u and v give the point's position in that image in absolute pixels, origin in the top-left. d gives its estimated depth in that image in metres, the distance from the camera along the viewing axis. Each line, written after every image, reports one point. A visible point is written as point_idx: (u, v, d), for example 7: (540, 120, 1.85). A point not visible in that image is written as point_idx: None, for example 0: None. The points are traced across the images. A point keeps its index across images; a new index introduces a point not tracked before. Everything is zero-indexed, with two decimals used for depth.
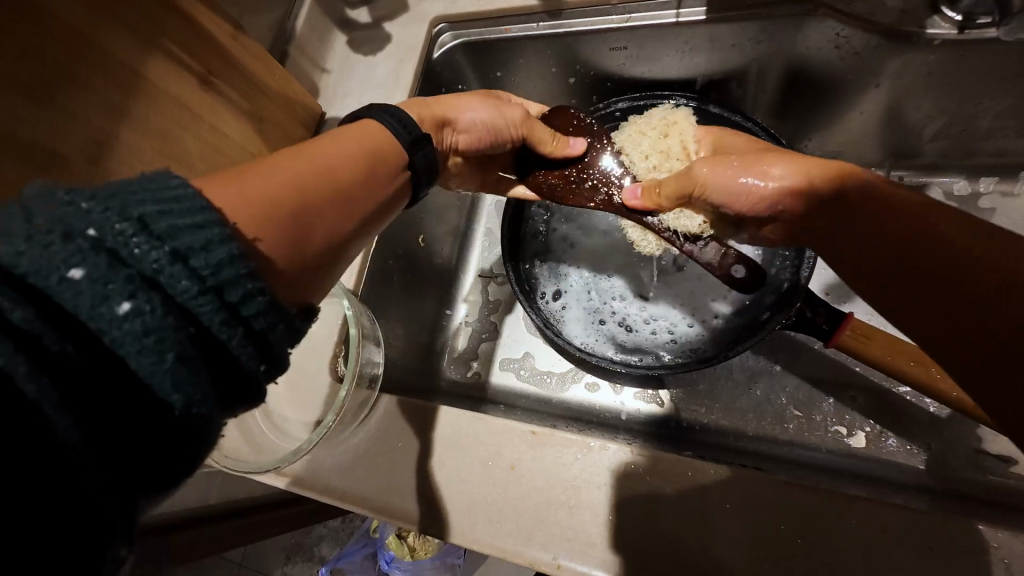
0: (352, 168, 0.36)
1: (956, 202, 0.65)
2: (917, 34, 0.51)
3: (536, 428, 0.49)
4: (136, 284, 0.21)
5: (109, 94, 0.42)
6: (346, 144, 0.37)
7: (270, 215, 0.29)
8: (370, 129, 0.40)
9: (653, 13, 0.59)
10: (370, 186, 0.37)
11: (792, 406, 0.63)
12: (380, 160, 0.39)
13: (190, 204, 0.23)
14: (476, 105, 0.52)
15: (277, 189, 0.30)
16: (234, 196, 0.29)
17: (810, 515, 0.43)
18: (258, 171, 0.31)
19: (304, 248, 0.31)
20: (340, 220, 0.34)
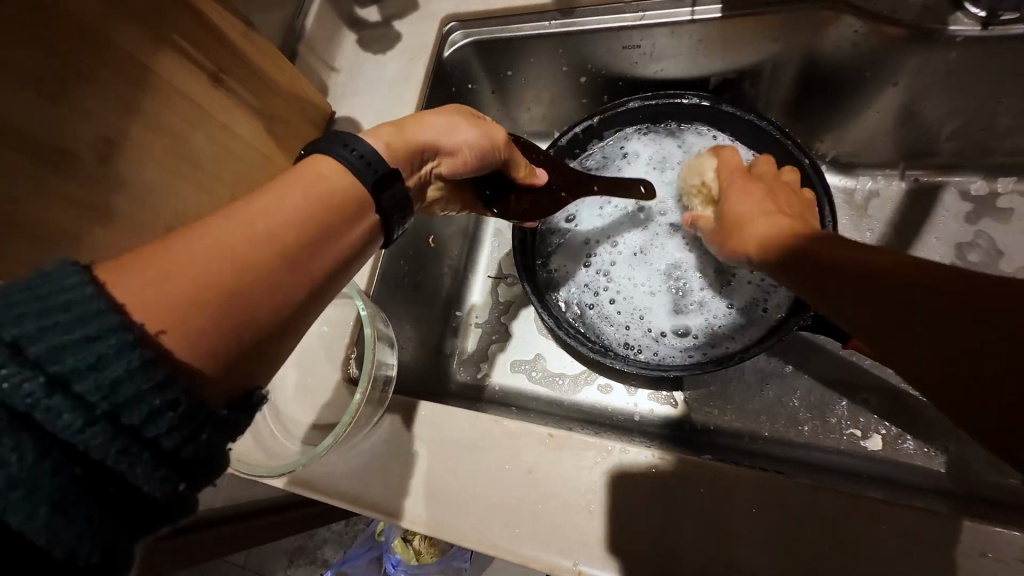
0: (299, 227, 0.30)
1: (973, 203, 0.64)
2: (939, 31, 0.51)
3: (553, 431, 0.49)
4: (1, 427, 0.20)
5: (118, 90, 0.42)
6: (294, 194, 0.31)
7: (184, 312, 0.25)
8: (322, 168, 0.32)
9: (667, 11, 0.59)
10: (324, 242, 0.31)
11: (806, 409, 0.62)
12: (335, 208, 0.32)
13: (81, 311, 0.22)
14: (461, 124, 0.46)
15: (187, 274, 0.26)
16: (136, 288, 0.25)
17: (836, 520, 0.42)
18: (170, 248, 0.26)
19: (235, 339, 0.27)
20: (283, 296, 0.29)
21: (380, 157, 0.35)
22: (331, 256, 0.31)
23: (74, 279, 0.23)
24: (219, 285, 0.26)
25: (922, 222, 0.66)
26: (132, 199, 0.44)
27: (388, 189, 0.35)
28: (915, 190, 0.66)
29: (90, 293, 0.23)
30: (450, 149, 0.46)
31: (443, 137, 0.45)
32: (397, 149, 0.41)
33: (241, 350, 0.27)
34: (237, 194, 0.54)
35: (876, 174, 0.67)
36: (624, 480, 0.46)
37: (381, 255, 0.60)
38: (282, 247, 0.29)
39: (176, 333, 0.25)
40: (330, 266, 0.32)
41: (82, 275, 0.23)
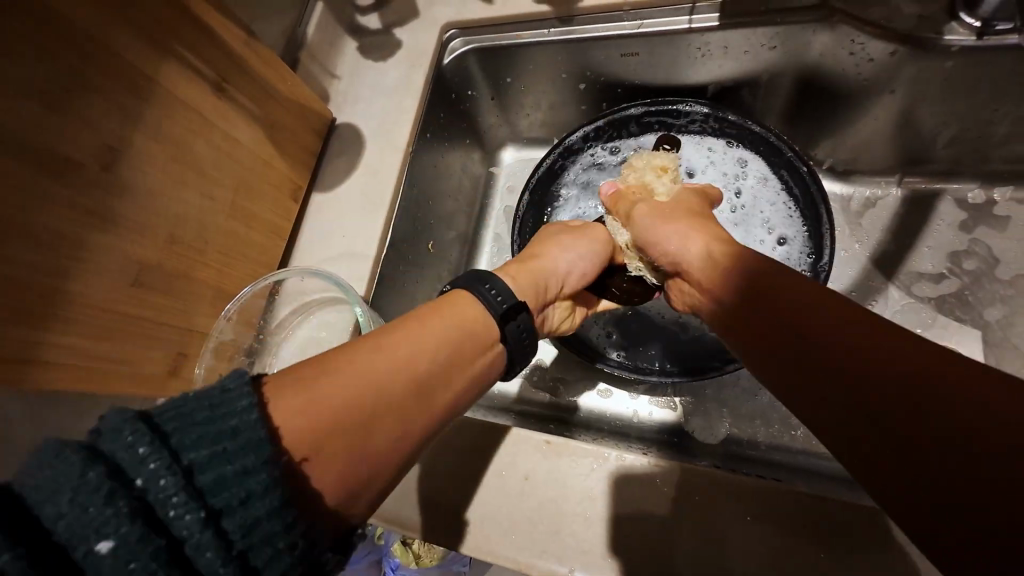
0: (430, 364, 0.34)
1: (970, 211, 0.64)
2: (934, 40, 0.52)
3: (549, 438, 0.49)
4: (160, 559, 0.21)
5: (124, 101, 0.43)
6: (436, 331, 0.35)
7: (326, 440, 0.28)
8: (456, 307, 0.38)
9: (665, 19, 0.59)
10: (448, 378, 0.35)
11: (795, 415, 0.62)
12: (462, 346, 0.36)
13: (245, 439, 0.24)
14: (568, 246, 0.51)
15: (338, 403, 0.29)
16: (302, 408, 0.28)
17: (837, 531, 0.42)
18: (333, 370, 0.30)
19: (356, 468, 0.29)
20: (401, 431, 0.31)
21: (511, 293, 0.41)
22: (451, 396, 0.35)
23: (246, 402, 0.25)
24: (363, 415, 0.29)
25: (917, 231, 0.66)
26: (134, 205, 0.44)
27: (514, 320, 0.40)
28: (911, 197, 0.66)
29: (257, 419, 0.25)
30: (569, 270, 0.50)
31: (562, 262, 0.49)
32: (523, 284, 0.46)
33: (363, 483, 0.29)
34: (240, 201, 0.54)
35: (873, 181, 0.68)
36: (619, 486, 0.46)
37: (380, 261, 0.61)
38: (415, 383, 0.32)
39: (318, 460, 0.27)
40: (447, 405, 0.35)
41: (254, 398, 0.25)
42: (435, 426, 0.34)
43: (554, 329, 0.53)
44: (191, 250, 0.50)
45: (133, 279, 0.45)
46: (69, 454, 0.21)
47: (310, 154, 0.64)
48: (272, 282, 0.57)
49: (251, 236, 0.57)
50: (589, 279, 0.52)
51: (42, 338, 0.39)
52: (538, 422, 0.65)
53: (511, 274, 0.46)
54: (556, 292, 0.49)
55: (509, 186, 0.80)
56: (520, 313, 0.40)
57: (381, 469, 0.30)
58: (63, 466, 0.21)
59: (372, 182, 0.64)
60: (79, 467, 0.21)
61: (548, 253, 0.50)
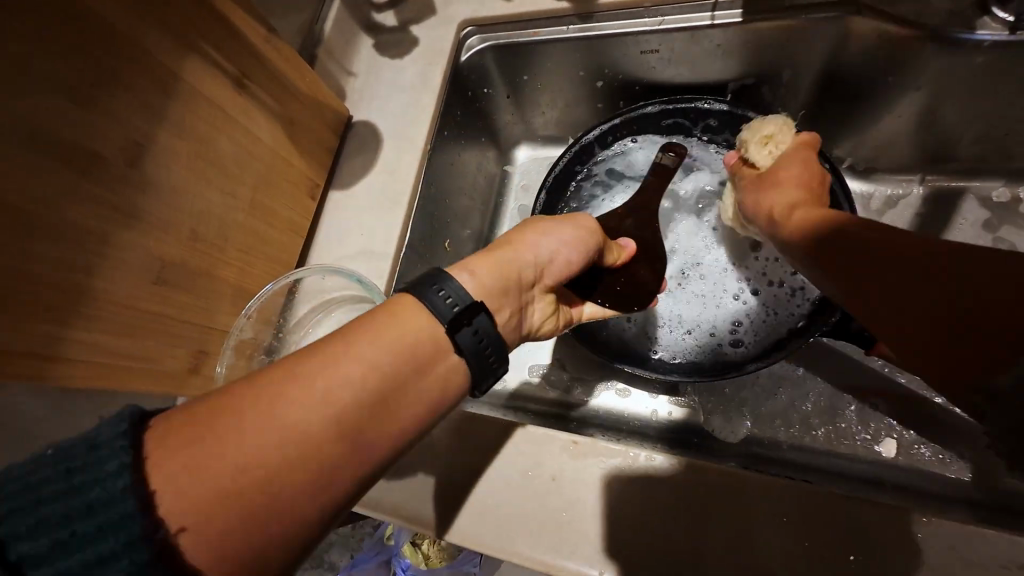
0: (350, 400, 0.29)
1: (994, 209, 0.64)
2: (966, 36, 0.51)
3: (575, 438, 0.48)
4: None
5: (148, 98, 0.42)
6: (360, 356, 0.30)
7: (208, 508, 0.24)
8: (395, 321, 0.33)
9: (687, 16, 0.59)
10: (381, 411, 0.30)
11: (816, 415, 0.62)
12: (399, 372, 0.31)
13: (100, 520, 0.23)
14: (552, 232, 0.48)
15: (224, 461, 0.25)
16: (178, 472, 0.24)
17: (870, 532, 0.41)
18: (225, 417, 0.26)
19: (258, 531, 0.25)
20: (312, 484, 0.27)
21: (466, 294, 0.36)
22: (386, 431, 0.31)
23: (110, 470, 0.24)
24: (259, 471, 0.25)
25: (940, 230, 0.65)
26: (158, 202, 0.44)
27: (471, 325, 0.35)
28: (933, 196, 0.66)
29: (114, 489, 0.24)
30: (551, 257, 0.47)
31: (541, 248, 0.46)
32: (485, 282, 0.41)
33: (267, 546, 0.26)
34: (259, 198, 0.54)
35: (895, 180, 0.67)
36: (647, 486, 0.45)
37: (400, 260, 0.60)
38: (331, 424, 0.28)
39: (205, 526, 0.24)
40: (383, 441, 0.30)
41: (124, 460, 0.24)
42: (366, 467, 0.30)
43: (535, 327, 0.48)
44: (211, 247, 0.49)
45: (155, 276, 0.44)
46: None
47: (327, 151, 0.64)
48: (292, 279, 0.56)
49: (269, 234, 0.57)
50: (573, 269, 0.49)
51: (67, 334, 0.38)
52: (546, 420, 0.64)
53: (470, 270, 0.41)
54: (534, 281, 0.46)
55: (524, 185, 0.79)
56: (478, 315, 0.35)
57: (294, 526, 0.27)
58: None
59: (390, 180, 0.64)
60: None
61: (529, 239, 0.47)
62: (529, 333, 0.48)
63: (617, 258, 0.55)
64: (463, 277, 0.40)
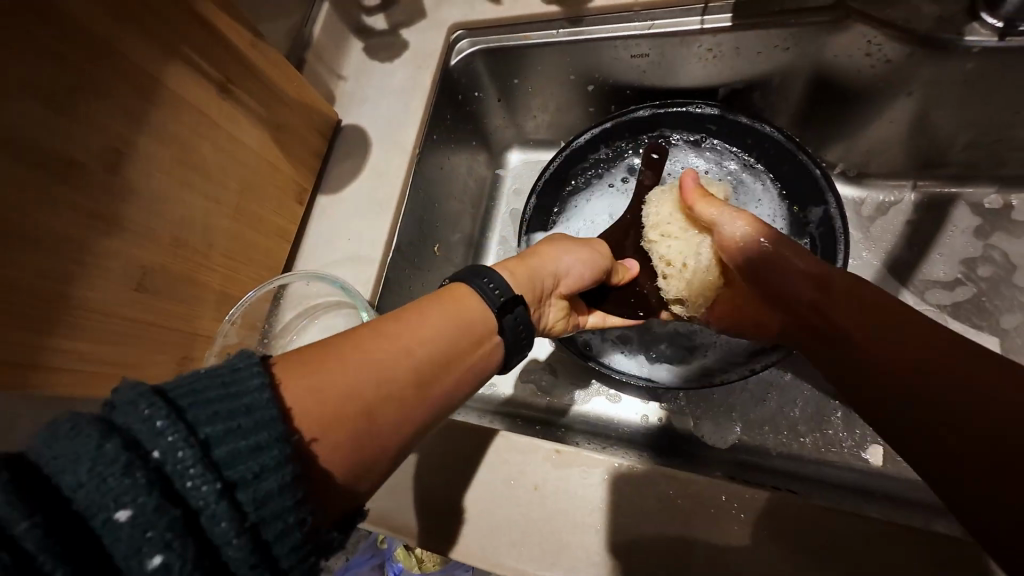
0: (433, 350, 0.32)
1: (986, 216, 0.63)
2: (955, 42, 0.50)
3: (560, 447, 0.48)
4: (176, 530, 0.20)
5: (128, 102, 0.42)
6: (437, 319, 0.34)
7: (328, 424, 0.27)
8: (460, 294, 0.36)
9: (677, 20, 0.58)
10: (452, 365, 0.33)
11: (803, 421, 0.61)
12: (463, 337, 0.34)
13: (260, 416, 0.24)
14: (570, 247, 0.48)
15: (338, 389, 0.28)
16: (302, 393, 0.27)
17: (853, 544, 0.41)
18: (335, 354, 0.30)
19: (364, 451, 0.29)
20: (403, 418, 0.30)
21: (510, 286, 0.38)
22: (453, 385, 0.33)
23: (258, 381, 0.25)
24: (366, 402, 0.29)
25: (931, 236, 0.65)
26: (141, 208, 0.44)
27: (512, 313, 0.38)
28: (925, 201, 0.65)
29: (269, 395, 0.25)
30: (567, 271, 0.47)
31: (560, 260, 0.47)
32: (521, 282, 0.43)
33: (366, 469, 0.29)
34: (245, 203, 0.54)
35: (887, 185, 0.66)
36: (632, 496, 0.45)
37: (387, 265, 0.60)
38: (418, 369, 0.31)
39: (328, 441, 0.27)
40: (453, 389, 0.34)
41: (265, 377, 0.25)
42: (438, 410, 0.33)
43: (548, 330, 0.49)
44: (195, 253, 0.49)
45: (137, 283, 0.44)
46: (84, 428, 0.21)
47: (316, 155, 0.64)
48: (277, 285, 0.56)
49: (256, 239, 0.56)
50: (588, 282, 0.49)
51: (47, 342, 0.38)
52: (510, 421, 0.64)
53: (509, 269, 0.43)
54: (554, 289, 0.47)
55: (516, 189, 0.79)
56: (518, 305, 0.38)
57: (386, 453, 0.30)
58: (79, 440, 0.20)
59: (379, 184, 0.63)
60: (96, 439, 0.21)
61: (549, 251, 0.47)
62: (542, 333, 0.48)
63: (624, 276, 0.56)
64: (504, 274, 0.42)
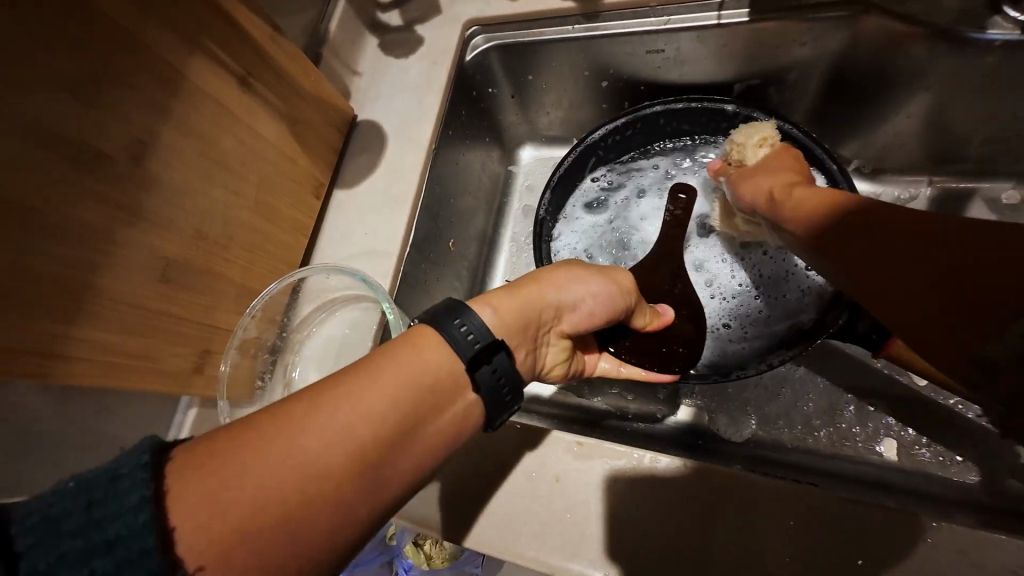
0: (382, 430, 0.29)
1: (1003, 212, 0.63)
2: (976, 35, 0.50)
3: (581, 439, 0.48)
4: None
5: (152, 95, 0.42)
6: (390, 388, 0.30)
7: (235, 539, 0.24)
8: (423, 352, 0.33)
9: (693, 16, 0.58)
10: (403, 445, 0.30)
11: (817, 415, 0.61)
12: (421, 408, 0.31)
13: (120, 557, 0.22)
14: (584, 279, 0.47)
15: (255, 492, 0.25)
16: (207, 502, 0.24)
17: (875, 536, 0.41)
18: (255, 446, 0.26)
19: (285, 565, 0.25)
20: (338, 518, 0.27)
21: (488, 331, 0.35)
22: (407, 466, 0.30)
23: (135, 499, 0.22)
24: (283, 506, 0.25)
25: None
26: (163, 200, 0.44)
27: (489, 363, 0.35)
28: (941, 197, 0.65)
29: (138, 524, 0.22)
30: (572, 305, 0.46)
31: (565, 293, 0.45)
32: (507, 317, 0.40)
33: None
34: (264, 197, 0.54)
35: (903, 181, 0.66)
36: (652, 487, 0.45)
37: (404, 259, 0.61)
38: (359, 455, 0.28)
39: (235, 560, 0.23)
40: (403, 476, 0.30)
41: (145, 491, 0.23)
42: (385, 500, 0.29)
43: (545, 368, 0.48)
44: (215, 245, 0.49)
45: (160, 274, 0.44)
46: None
47: (332, 151, 0.64)
48: (297, 279, 0.56)
49: (274, 233, 0.57)
50: (595, 323, 0.48)
51: (73, 331, 0.39)
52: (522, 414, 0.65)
53: (494, 304, 0.40)
54: (552, 325, 0.45)
55: (529, 185, 0.79)
56: (499, 353, 0.35)
57: (312, 564, 0.26)
58: None
59: (395, 179, 0.64)
60: None
61: (560, 282, 0.46)
62: (537, 374, 0.47)
63: (648, 322, 0.55)
64: (485, 311, 0.40)
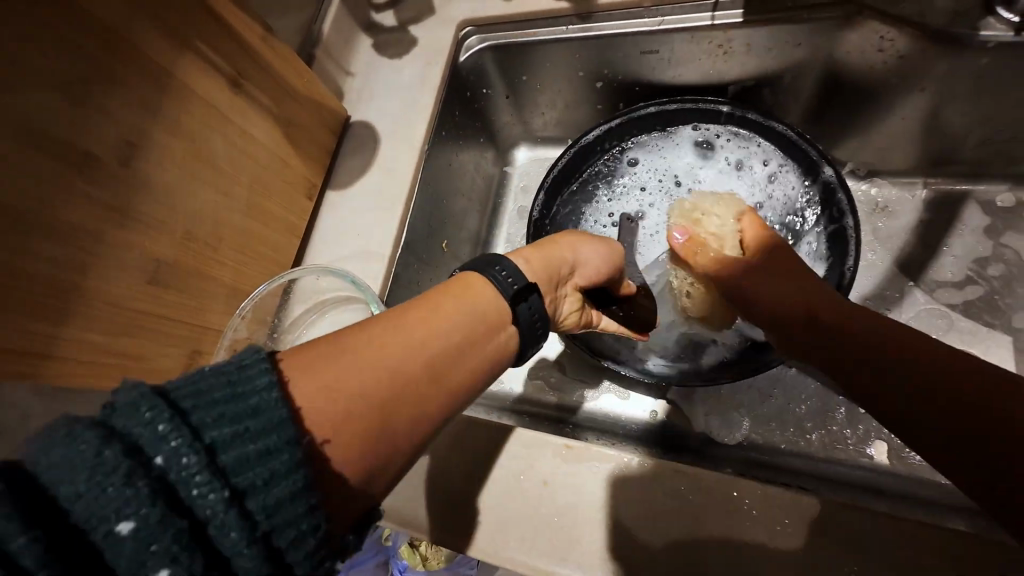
0: (450, 342, 0.32)
1: (998, 214, 0.63)
2: (970, 36, 0.50)
3: (569, 442, 0.48)
4: (182, 543, 0.20)
5: (141, 91, 0.42)
6: (450, 309, 0.33)
7: (340, 422, 0.26)
8: (474, 284, 0.35)
9: (687, 17, 0.58)
10: (467, 359, 0.32)
11: (807, 417, 0.61)
12: (480, 327, 0.34)
13: (268, 418, 0.24)
14: (593, 238, 0.48)
15: (351, 386, 0.27)
16: (314, 392, 0.26)
17: (868, 540, 0.41)
18: (345, 351, 0.28)
19: (383, 447, 0.28)
20: (422, 412, 0.29)
21: (523, 274, 0.37)
22: (474, 375, 0.33)
23: (266, 379, 0.25)
24: (376, 397, 0.28)
25: (942, 234, 0.64)
26: (154, 200, 0.44)
27: (525, 301, 0.37)
28: (937, 199, 0.65)
29: (277, 396, 0.24)
30: (584, 262, 0.47)
31: (579, 250, 0.47)
32: (535, 268, 0.42)
33: (385, 464, 0.28)
34: (255, 198, 0.54)
35: (898, 182, 0.66)
36: (640, 491, 0.45)
37: (395, 259, 0.60)
38: (434, 360, 0.30)
39: (341, 441, 0.26)
40: (470, 384, 0.33)
41: (273, 375, 0.25)
42: (456, 403, 0.32)
43: (561, 324, 0.47)
44: (204, 245, 0.49)
45: (149, 276, 0.44)
46: (81, 434, 0.21)
47: (325, 151, 0.64)
48: (288, 280, 0.56)
49: (265, 234, 0.56)
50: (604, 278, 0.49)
51: (60, 331, 0.38)
52: (510, 415, 0.65)
53: (524, 257, 0.42)
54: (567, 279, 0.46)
55: (523, 186, 0.79)
56: (533, 293, 0.37)
57: (403, 450, 0.29)
58: (73, 448, 0.20)
59: (387, 181, 0.63)
60: (94, 445, 0.21)
61: (571, 239, 0.47)
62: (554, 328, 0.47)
63: None
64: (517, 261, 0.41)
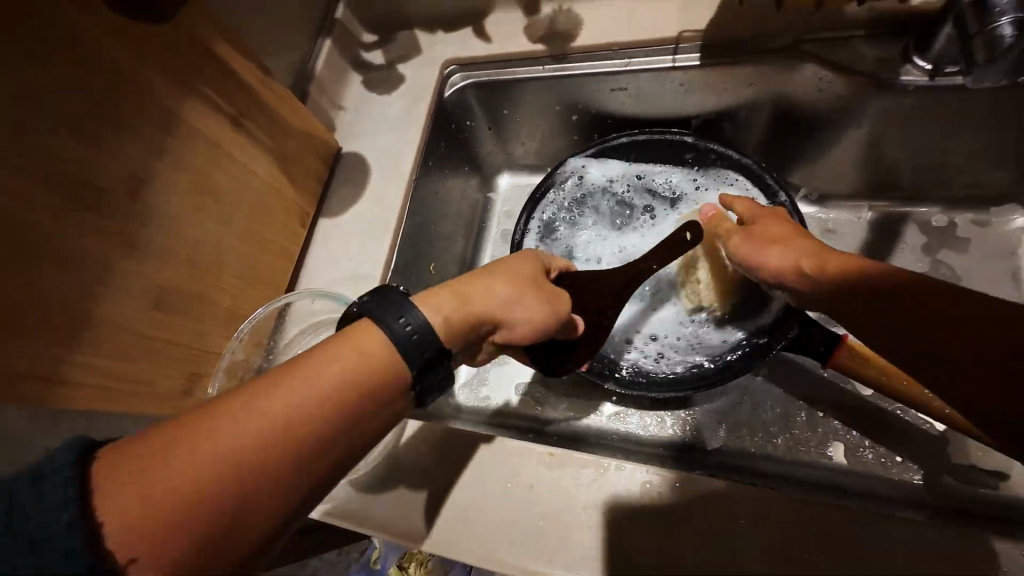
0: (297, 422, 0.29)
1: (935, 233, 0.69)
2: (895, 79, 0.57)
3: (552, 450, 0.51)
4: None
5: (151, 134, 0.46)
6: (307, 379, 0.30)
7: (151, 530, 0.26)
8: (347, 344, 0.32)
9: (652, 58, 0.64)
10: (322, 435, 0.30)
11: (772, 423, 0.65)
12: (345, 394, 0.31)
13: (53, 549, 0.24)
14: (528, 298, 0.42)
15: (167, 487, 0.26)
16: (127, 499, 0.26)
17: (827, 534, 0.45)
18: (171, 445, 0.27)
19: (210, 547, 0.27)
20: (257, 504, 0.28)
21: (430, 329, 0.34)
22: (334, 448, 0.31)
23: (56, 500, 0.25)
24: (194, 497, 0.26)
25: (889, 251, 0.70)
26: (160, 231, 0.47)
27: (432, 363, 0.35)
28: (882, 219, 0.71)
29: (64, 520, 0.24)
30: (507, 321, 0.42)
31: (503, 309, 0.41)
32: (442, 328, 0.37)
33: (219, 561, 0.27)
34: (253, 227, 0.57)
35: (847, 205, 0.72)
36: (621, 494, 0.48)
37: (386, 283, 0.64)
38: (273, 445, 0.28)
39: (155, 549, 0.26)
40: (328, 458, 0.30)
41: (72, 491, 0.25)
42: (312, 481, 0.30)
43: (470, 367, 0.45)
44: (202, 272, 0.51)
45: (154, 301, 0.47)
46: None
47: (317, 180, 0.67)
48: (283, 303, 0.59)
49: (261, 260, 0.59)
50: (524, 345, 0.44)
51: (74, 356, 0.41)
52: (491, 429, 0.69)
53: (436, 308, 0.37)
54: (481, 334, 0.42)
55: (506, 211, 0.83)
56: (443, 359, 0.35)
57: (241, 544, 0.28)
58: None
59: (376, 211, 0.67)
60: None
61: (503, 292, 0.41)
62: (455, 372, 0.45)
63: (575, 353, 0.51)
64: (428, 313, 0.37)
